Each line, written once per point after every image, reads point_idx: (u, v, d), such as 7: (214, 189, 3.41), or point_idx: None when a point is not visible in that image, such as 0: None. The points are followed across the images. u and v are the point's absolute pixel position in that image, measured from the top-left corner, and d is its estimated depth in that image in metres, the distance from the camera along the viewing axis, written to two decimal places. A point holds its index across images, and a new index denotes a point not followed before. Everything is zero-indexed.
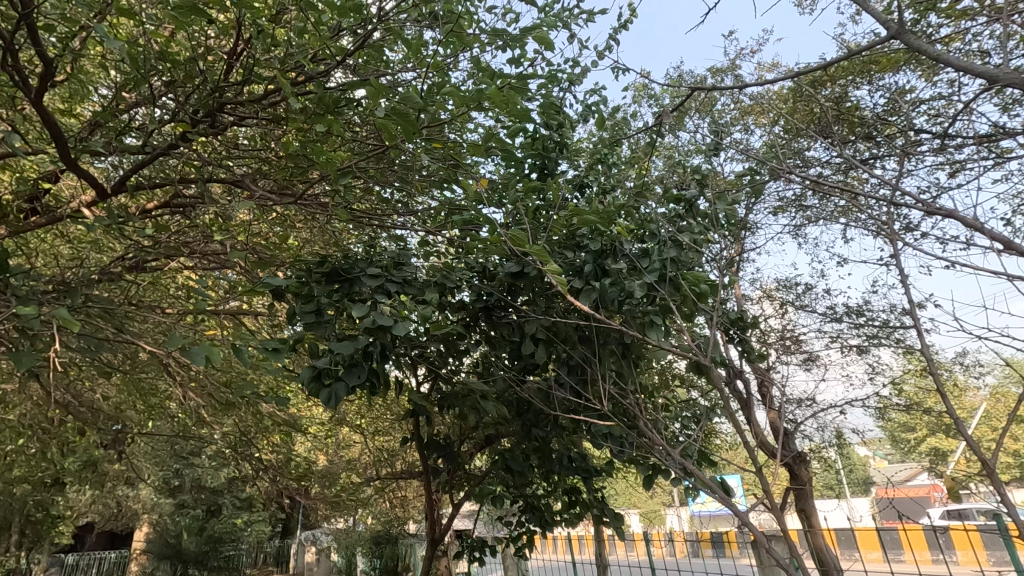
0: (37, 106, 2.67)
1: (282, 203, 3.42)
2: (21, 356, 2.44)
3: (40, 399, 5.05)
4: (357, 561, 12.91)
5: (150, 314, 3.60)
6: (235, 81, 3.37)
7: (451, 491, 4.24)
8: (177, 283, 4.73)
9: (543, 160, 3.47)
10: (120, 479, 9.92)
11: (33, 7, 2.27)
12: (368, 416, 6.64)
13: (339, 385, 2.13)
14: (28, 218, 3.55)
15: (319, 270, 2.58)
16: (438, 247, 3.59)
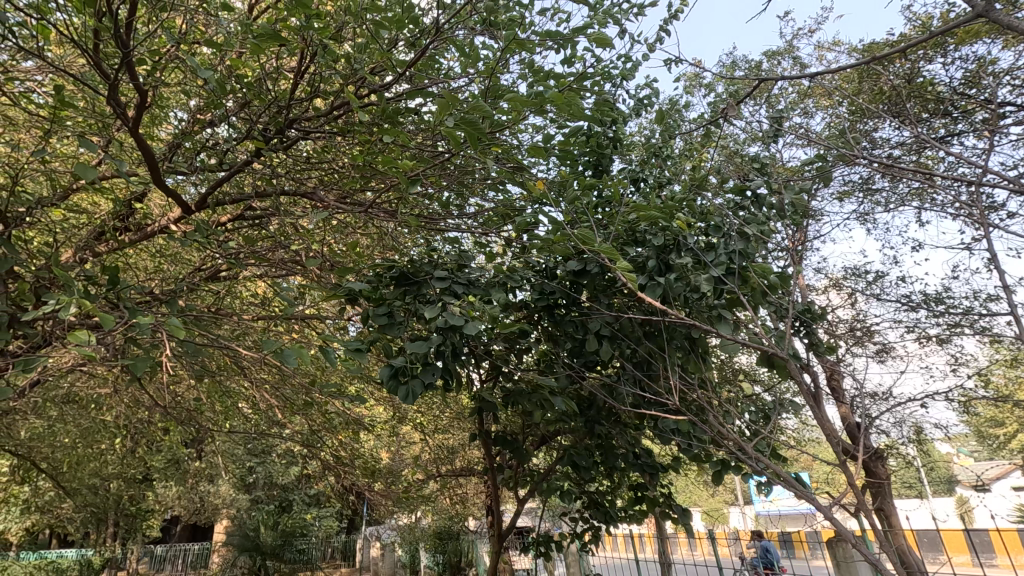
0: (134, 134, 2.91)
1: (349, 211, 3.59)
2: (136, 361, 2.68)
3: (133, 401, 5.47)
4: (421, 555, 13.27)
5: (234, 320, 3.88)
6: (301, 99, 3.56)
7: (514, 487, 4.31)
8: (249, 291, 5.02)
9: (598, 157, 3.49)
10: (202, 476, 10.59)
11: (132, 46, 2.48)
12: (429, 415, 6.83)
13: (416, 383, 2.22)
14: (123, 236, 3.85)
15: (388, 274, 2.69)
16: (495, 248, 3.66)
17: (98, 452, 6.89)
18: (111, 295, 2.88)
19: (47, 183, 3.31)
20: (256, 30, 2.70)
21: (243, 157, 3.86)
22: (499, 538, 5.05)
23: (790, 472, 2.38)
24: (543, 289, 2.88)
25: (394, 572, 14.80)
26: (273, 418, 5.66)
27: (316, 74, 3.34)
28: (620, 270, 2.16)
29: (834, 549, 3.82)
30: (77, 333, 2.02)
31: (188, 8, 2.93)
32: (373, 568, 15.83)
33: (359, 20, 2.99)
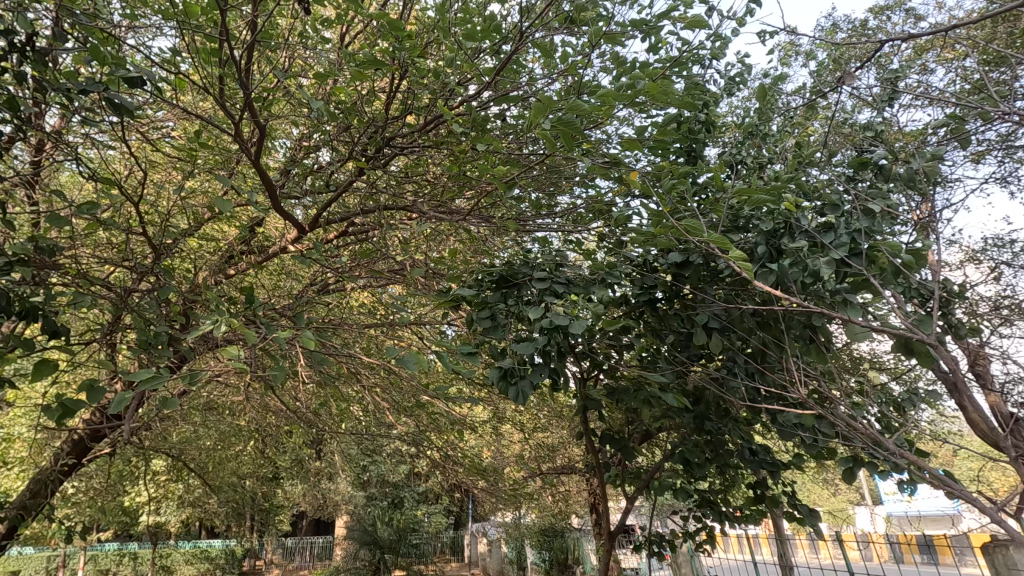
0: (256, 165, 3.20)
1: (444, 220, 3.72)
2: (272, 372, 2.95)
3: (264, 407, 6.02)
4: (527, 553, 13.45)
5: (346, 330, 4.16)
6: (395, 117, 3.75)
7: (621, 486, 4.23)
8: (356, 301, 5.35)
9: (691, 143, 3.36)
10: (323, 475, 11.42)
11: (251, 87, 2.74)
12: (528, 414, 6.91)
13: (525, 384, 2.25)
14: (248, 258, 4.26)
15: (488, 278, 2.75)
16: (588, 245, 3.65)
17: (236, 453, 7.65)
18: (246, 313, 3.20)
19: (186, 215, 3.73)
20: (357, 58, 2.89)
21: (345, 177, 4.12)
22: (607, 536, 4.99)
23: (940, 468, 2.19)
24: (643, 284, 2.82)
25: (501, 568, 15.15)
26: (384, 420, 5.99)
27: (407, 92, 3.51)
28: (732, 259, 2.06)
29: (991, 556, 3.41)
30: (226, 350, 2.27)
31: (294, 45, 3.20)
32: (481, 564, 16.29)
33: (446, 34, 3.10)
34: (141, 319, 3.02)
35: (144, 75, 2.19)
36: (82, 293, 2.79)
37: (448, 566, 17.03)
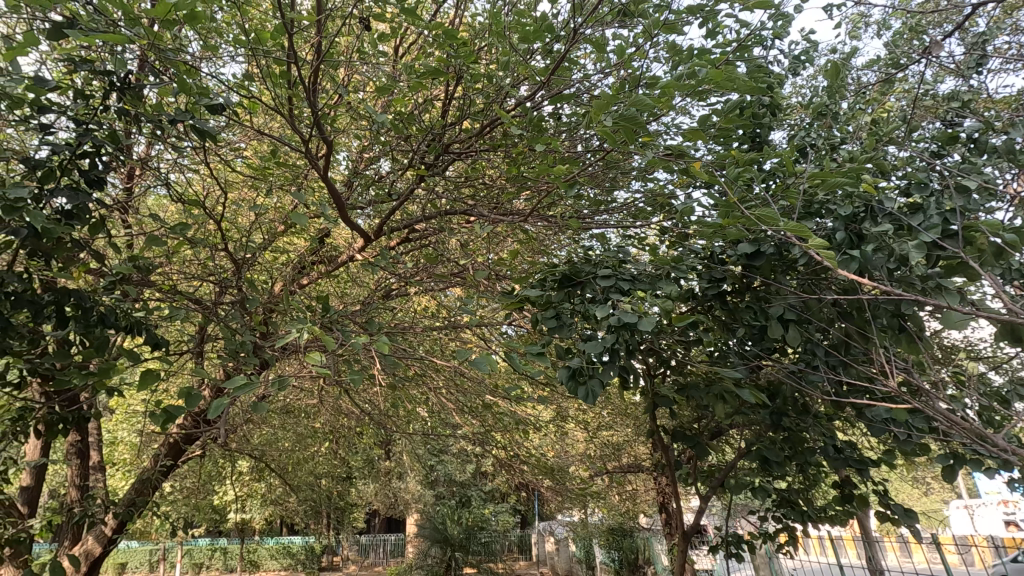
0: (324, 179, 3.35)
1: (503, 221, 3.75)
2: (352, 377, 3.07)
3: (337, 409, 6.27)
4: (596, 553, 13.34)
5: (412, 334, 4.27)
6: (452, 124, 3.82)
7: (694, 484, 4.12)
8: (419, 305, 5.48)
9: (756, 129, 3.23)
10: (392, 474, 11.78)
11: (318, 105, 2.87)
12: (592, 412, 6.85)
13: (595, 383, 2.24)
14: (319, 268, 4.45)
15: (551, 278, 2.75)
16: (650, 240, 3.57)
17: (312, 454, 8.01)
18: (322, 320, 3.35)
19: (261, 230, 3.94)
20: (418, 70, 2.96)
21: (405, 185, 4.24)
22: (680, 536, 4.88)
23: None
24: (711, 278, 2.74)
25: (570, 567, 15.09)
26: (450, 421, 6.10)
27: (463, 98, 3.56)
28: (812, 247, 1.96)
29: None
30: (310, 356, 2.40)
31: (355, 61, 3.31)
32: (549, 562, 16.33)
33: (500, 38, 3.12)
34: (227, 329, 3.22)
35: (224, 101, 2.34)
36: (176, 307, 3.01)
37: (517, 564, 17.15)
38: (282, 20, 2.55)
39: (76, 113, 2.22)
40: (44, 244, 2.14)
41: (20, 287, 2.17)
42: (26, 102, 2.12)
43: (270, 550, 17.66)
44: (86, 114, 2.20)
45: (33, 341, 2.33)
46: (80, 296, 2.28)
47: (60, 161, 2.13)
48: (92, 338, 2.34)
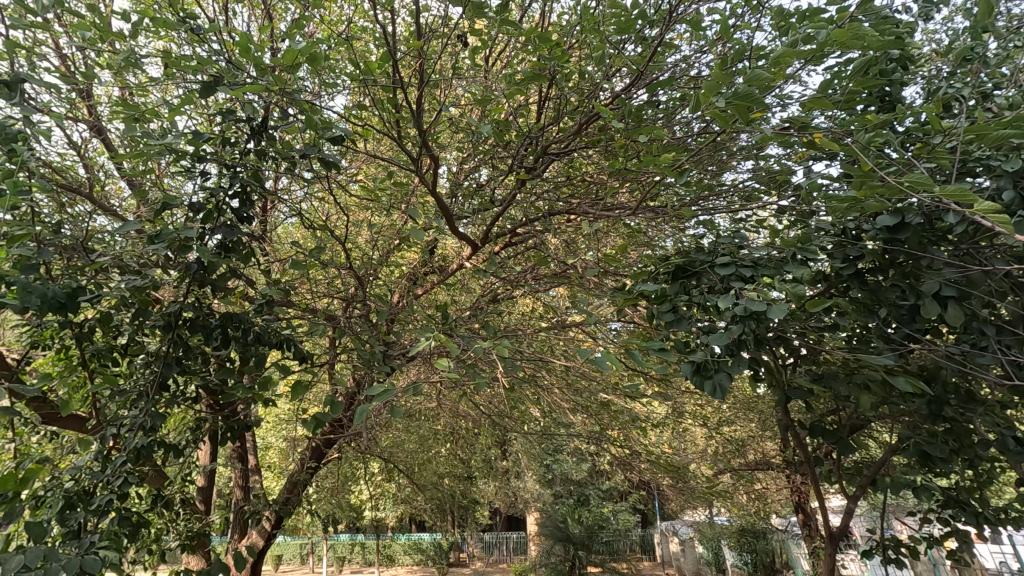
0: (433, 192, 3.51)
1: (608, 216, 3.68)
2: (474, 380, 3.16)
3: (456, 412, 6.54)
4: (726, 554, 12.71)
5: (523, 335, 4.33)
6: (548, 125, 3.83)
7: (837, 483, 3.77)
8: (526, 306, 5.54)
9: (885, 86, 2.91)
10: (511, 474, 12.04)
11: (424, 124, 3.02)
12: (712, 408, 6.53)
13: (723, 376, 2.12)
14: (430, 277, 4.65)
15: (664, 271, 2.65)
16: (767, 221, 3.34)
17: (435, 455, 8.41)
18: (441, 326, 3.51)
19: (377, 247, 4.21)
20: (516, 77, 3.00)
21: (505, 190, 4.32)
22: (825, 539, 4.47)
23: None
24: (846, 256, 2.50)
25: (698, 569, 14.53)
26: (565, 421, 6.09)
27: (558, 99, 3.56)
28: (979, 212, 1.72)
29: None
30: (439, 362, 2.53)
31: (453, 76, 3.43)
32: (675, 563, 15.81)
33: (594, 32, 3.08)
34: (357, 340, 3.48)
35: (344, 131, 2.54)
36: (313, 323, 3.31)
37: (642, 564, 16.79)
38: (388, 49, 2.72)
39: (225, 158, 2.52)
40: (209, 276, 2.45)
41: (192, 314, 2.50)
42: (188, 153, 2.45)
43: (403, 545, 18.93)
44: (234, 158, 2.50)
45: (204, 361, 2.66)
46: (238, 318, 2.58)
47: (216, 201, 2.42)
48: (249, 355, 2.64)
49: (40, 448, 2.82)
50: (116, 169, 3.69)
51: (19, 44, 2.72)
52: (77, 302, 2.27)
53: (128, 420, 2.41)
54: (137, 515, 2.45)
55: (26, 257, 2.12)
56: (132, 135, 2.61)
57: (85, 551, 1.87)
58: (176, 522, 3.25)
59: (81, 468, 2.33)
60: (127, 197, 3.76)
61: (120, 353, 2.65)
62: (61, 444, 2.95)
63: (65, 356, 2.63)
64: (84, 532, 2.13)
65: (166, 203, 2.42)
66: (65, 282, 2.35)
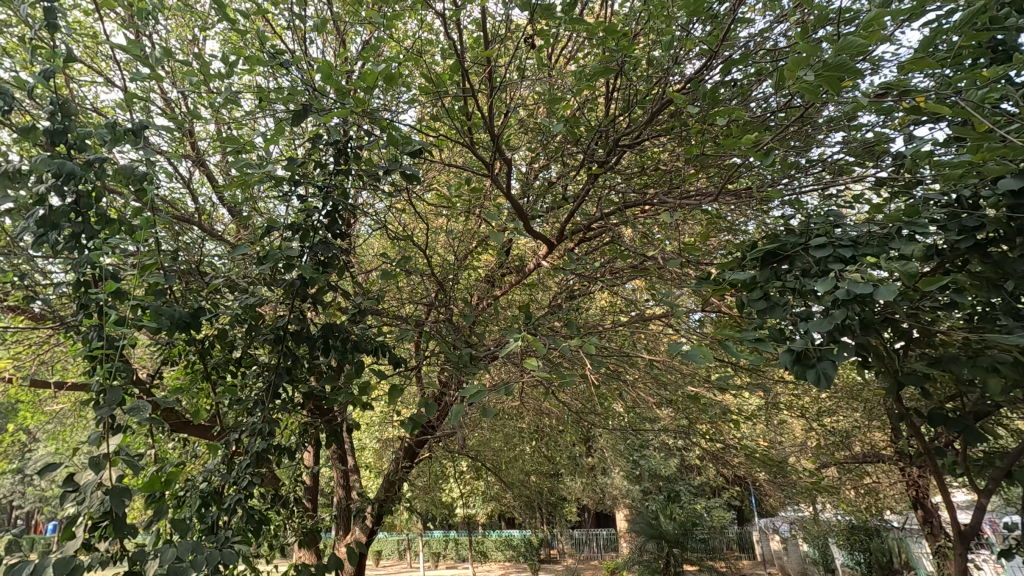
0: (508, 194, 3.57)
1: (686, 205, 3.57)
2: (560, 378, 3.17)
3: (541, 410, 6.58)
4: (835, 553, 11.92)
5: (604, 331, 4.29)
6: (618, 116, 3.77)
7: (963, 475, 3.44)
8: (604, 301, 5.48)
9: (997, 35, 2.63)
10: (597, 470, 11.94)
11: (494, 130, 3.08)
12: (810, 398, 6.15)
13: (826, 365, 2.00)
14: (508, 278, 4.71)
15: (752, 257, 2.54)
16: (863, 195, 3.11)
17: (521, 453, 8.51)
18: (523, 325, 3.56)
19: (455, 252, 4.32)
20: (584, 72, 2.98)
21: (577, 187, 4.30)
22: (953, 538, 4.08)
23: None
24: (963, 227, 2.27)
25: (803, 568, 13.74)
26: (652, 416, 5.95)
27: (627, 89, 3.50)
28: None
29: None
30: (527, 362, 2.57)
31: (520, 79, 3.46)
32: (777, 562, 15.04)
33: (661, 16, 2.99)
34: (444, 344, 3.61)
35: (421, 145, 2.65)
36: (401, 329, 3.46)
37: (740, 562, 16.12)
38: (457, 60, 2.80)
39: (318, 180, 2.70)
40: (309, 291, 2.63)
41: (297, 326, 2.70)
42: (285, 178, 2.65)
43: (495, 541, 19.43)
44: (324, 180, 2.67)
45: (309, 369, 2.87)
46: (336, 329, 2.75)
47: (311, 221, 2.61)
48: (349, 362, 2.82)
49: (174, 453, 3.15)
50: (220, 197, 4.04)
51: (138, 94, 3.05)
52: (199, 321, 2.51)
53: (248, 425, 2.65)
54: (260, 513, 2.68)
55: (157, 283, 2.38)
56: (235, 165, 2.86)
57: (223, 545, 2.09)
58: (291, 519, 3.52)
59: (212, 471, 2.59)
60: (228, 222, 4.10)
61: (236, 365, 2.90)
62: (191, 449, 3.27)
63: (190, 370, 2.92)
64: (219, 528, 2.36)
65: (269, 226, 2.63)
66: (188, 303, 2.61)
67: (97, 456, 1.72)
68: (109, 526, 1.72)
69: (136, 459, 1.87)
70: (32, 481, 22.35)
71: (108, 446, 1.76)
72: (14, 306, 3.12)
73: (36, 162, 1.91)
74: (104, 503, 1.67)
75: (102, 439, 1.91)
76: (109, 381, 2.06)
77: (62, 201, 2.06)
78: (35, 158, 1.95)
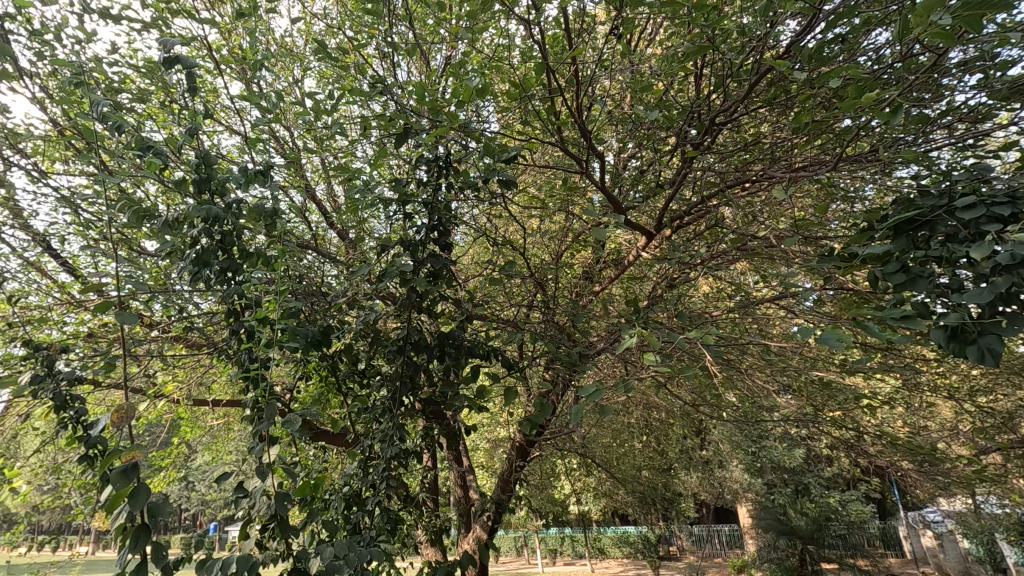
0: (602, 188, 3.53)
1: (796, 177, 3.32)
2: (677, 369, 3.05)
3: (650, 403, 6.42)
4: (1005, 551, 10.51)
5: (713, 318, 4.11)
6: (711, 93, 3.59)
7: None
8: (709, 287, 5.24)
9: None
10: (714, 464, 11.43)
11: (585, 127, 3.07)
12: (958, 375, 5.48)
13: (991, 340, 1.78)
14: (606, 273, 4.66)
15: (882, 227, 2.31)
16: (1015, 141, 2.72)
17: (632, 448, 8.36)
18: (629, 319, 3.51)
19: (551, 251, 4.34)
20: (674, 54, 2.88)
21: (671, 172, 4.15)
22: None
23: None
24: None
25: (965, 567, 12.26)
26: (771, 404, 5.60)
27: (720, 63, 3.33)
28: None
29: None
30: (642, 356, 2.52)
31: (605, 71, 3.41)
32: (932, 561, 13.53)
33: None
34: (551, 343, 3.63)
35: (516, 150, 2.71)
36: (508, 332, 3.54)
37: (886, 559, 14.68)
38: (543, 63, 2.83)
39: (421, 196, 2.84)
40: (424, 302, 2.77)
41: (415, 336, 2.85)
42: (393, 199, 2.81)
43: (611, 538, 19.26)
44: (427, 197, 2.80)
45: (428, 376, 3.02)
46: (450, 336, 2.88)
47: (420, 236, 2.75)
48: (464, 367, 2.94)
49: (314, 460, 3.44)
50: (331, 222, 4.35)
51: (258, 138, 3.38)
52: (329, 338, 2.73)
53: (378, 432, 2.84)
54: (395, 513, 2.86)
55: (292, 307, 2.62)
56: (346, 192, 3.08)
57: (370, 543, 2.26)
58: (420, 519, 3.71)
59: (350, 475, 2.80)
60: (339, 245, 4.41)
61: (361, 376, 3.12)
62: (327, 455, 3.56)
63: (321, 383, 3.18)
64: (362, 528, 2.55)
65: (383, 245, 2.81)
66: (317, 323, 2.84)
67: (261, 465, 1.93)
68: (276, 528, 1.92)
69: (291, 467, 2.07)
70: (193, 486, 25.48)
71: (269, 457, 1.97)
72: (176, 335, 3.56)
73: (189, 210, 2.18)
74: (271, 507, 1.88)
75: (262, 449, 2.14)
76: (262, 397, 2.30)
77: (211, 242, 2.33)
78: (188, 206, 2.22)
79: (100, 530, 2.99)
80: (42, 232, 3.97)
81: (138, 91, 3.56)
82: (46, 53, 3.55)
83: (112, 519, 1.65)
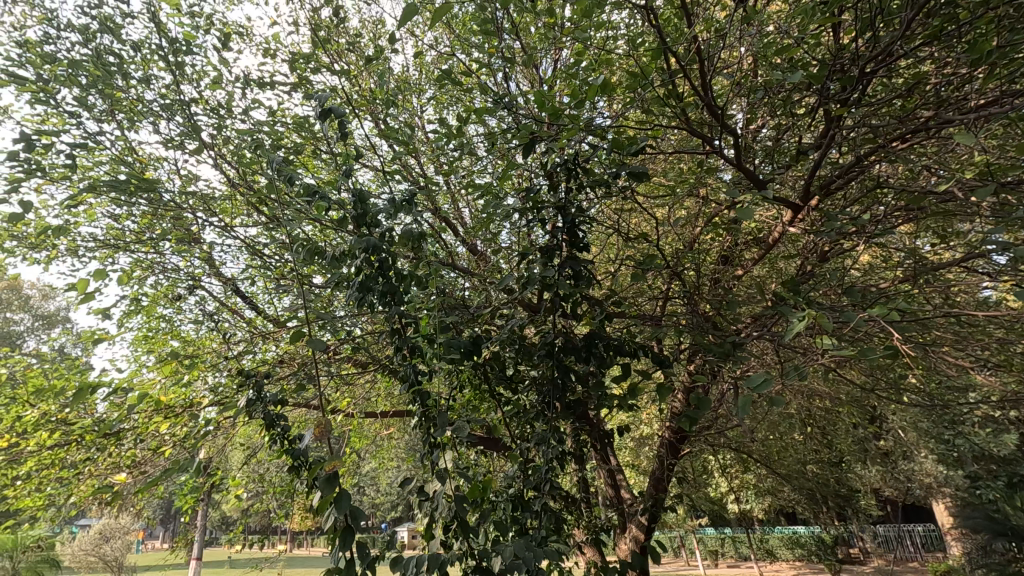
0: (738, 165, 3.30)
1: (980, 116, 2.84)
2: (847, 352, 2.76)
3: (811, 391, 5.85)
4: None
5: (882, 291, 3.64)
6: (856, 41, 3.21)
7: None
8: (873, 257, 4.64)
9: None
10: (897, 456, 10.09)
11: (712, 105, 2.91)
12: None
13: None
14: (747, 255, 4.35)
15: None
16: None
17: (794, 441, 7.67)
18: (784, 302, 3.24)
19: (684, 240, 4.15)
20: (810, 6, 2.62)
21: (814, 135, 3.77)
22: None
23: None
24: None
25: None
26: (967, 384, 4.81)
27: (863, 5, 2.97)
28: None
29: None
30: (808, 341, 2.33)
31: (728, 42, 3.20)
32: None
33: None
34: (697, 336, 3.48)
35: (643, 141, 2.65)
36: (650, 327, 3.45)
37: None
38: (661, 47, 2.75)
39: (551, 203, 2.89)
40: (565, 306, 2.81)
41: (560, 340, 2.90)
42: (524, 209, 2.90)
43: (779, 538, 17.85)
44: (557, 202, 2.85)
45: (576, 377, 3.05)
46: (594, 336, 2.88)
47: (556, 241, 2.80)
48: (611, 366, 2.93)
49: (475, 465, 3.62)
50: (463, 237, 4.58)
51: (396, 170, 3.67)
52: (480, 348, 2.86)
53: (534, 435, 2.91)
54: (559, 514, 2.92)
55: (445, 321, 2.80)
56: (479, 208, 3.23)
57: (542, 542, 2.33)
58: (580, 519, 3.73)
59: (513, 478, 2.91)
60: (473, 259, 4.63)
61: (511, 382, 3.23)
62: (485, 459, 3.73)
63: (475, 392, 3.35)
64: (530, 528, 2.64)
65: (521, 253, 2.89)
66: (468, 335, 3.00)
67: (439, 470, 2.09)
68: (458, 528, 2.06)
69: (465, 470, 2.21)
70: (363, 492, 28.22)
71: (444, 462, 2.12)
72: (345, 357, 3.98)
73: (352, 244, 2.42)
74: (452, 508, 2.01)
75: (435, 457, 2.31)
76: (429, 408, 2.48)
77: (371, 271, 2.57)
78: (351, 240, 2.47)
79: (302, 532, 3.41)
80: (233, 277, 4.67)
81: (294, 145, 4.06)
82: (221, 126, 4.19)
83: (325, 521, 1.88)
